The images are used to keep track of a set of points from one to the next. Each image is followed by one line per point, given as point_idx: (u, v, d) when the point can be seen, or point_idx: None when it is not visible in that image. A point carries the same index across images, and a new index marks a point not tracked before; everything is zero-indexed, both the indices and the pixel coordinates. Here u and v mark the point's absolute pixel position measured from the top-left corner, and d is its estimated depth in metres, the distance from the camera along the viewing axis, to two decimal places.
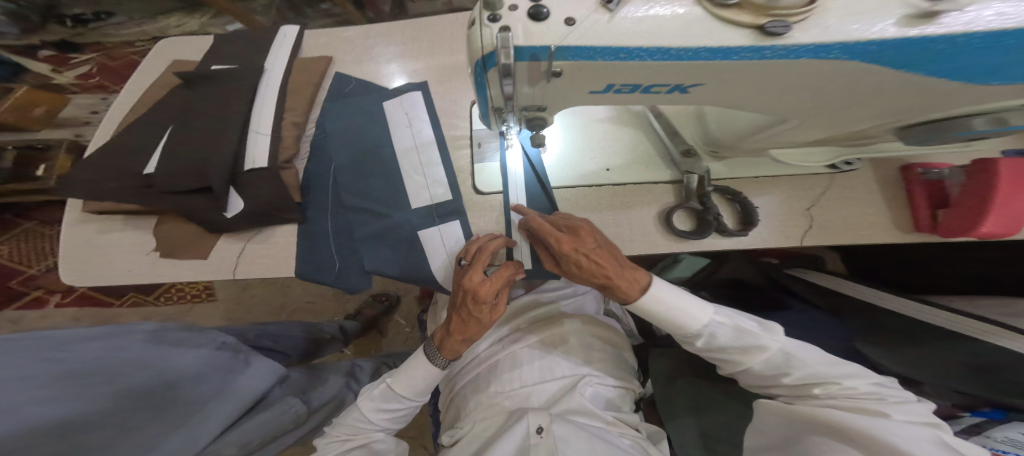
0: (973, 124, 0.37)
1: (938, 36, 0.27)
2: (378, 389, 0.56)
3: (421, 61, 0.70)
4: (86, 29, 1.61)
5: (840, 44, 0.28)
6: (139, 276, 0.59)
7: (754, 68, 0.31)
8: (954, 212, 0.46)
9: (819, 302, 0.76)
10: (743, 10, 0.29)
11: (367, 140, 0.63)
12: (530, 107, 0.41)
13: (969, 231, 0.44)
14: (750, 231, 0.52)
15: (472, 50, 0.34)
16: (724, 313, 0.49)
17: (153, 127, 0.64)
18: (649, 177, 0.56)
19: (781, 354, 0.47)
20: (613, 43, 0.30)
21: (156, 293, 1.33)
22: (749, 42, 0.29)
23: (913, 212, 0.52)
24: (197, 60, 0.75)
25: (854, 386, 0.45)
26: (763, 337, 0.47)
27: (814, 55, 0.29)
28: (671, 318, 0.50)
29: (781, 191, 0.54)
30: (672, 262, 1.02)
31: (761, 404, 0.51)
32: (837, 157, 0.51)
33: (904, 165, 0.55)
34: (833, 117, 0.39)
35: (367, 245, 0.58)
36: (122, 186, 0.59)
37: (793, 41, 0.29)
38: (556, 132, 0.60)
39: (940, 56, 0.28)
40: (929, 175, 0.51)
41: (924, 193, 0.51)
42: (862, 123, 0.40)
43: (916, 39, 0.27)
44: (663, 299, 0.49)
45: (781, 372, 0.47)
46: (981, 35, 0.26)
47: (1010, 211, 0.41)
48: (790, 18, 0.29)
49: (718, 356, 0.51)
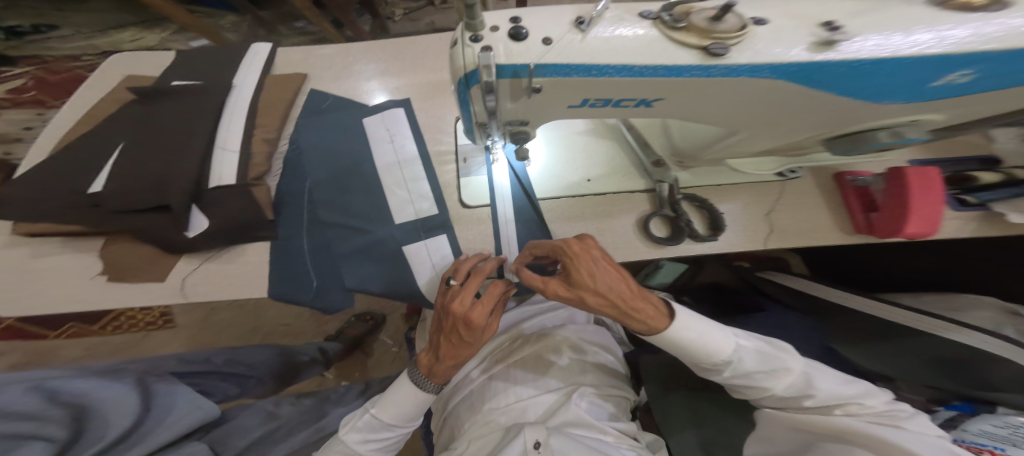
0: (879, 137, 0.42)
1: (838, 61, 0.31)
2: (362, 420, 0.53)
3: (402, 79, 0.71)
4: (21, 41, 1.50)
5: (766, 65, 0.32)
6: (80, 303, 0.54)
7: (701, 85, 0.34)
8: (882, 214, 0.50)
9: (792, 302, 0.81)
10: (690, 33, 0.32)
11: (347, 156, 0.63)
12: (513, 121, 0.42)
13: (897, 232, 0.49)
14: (720, 235, 0.55)
15: (455, 69, 0.35)
16: (747, 338, 0.50)
17: (106, 144, 0.61)
18: (626, 187, 0.59)
19: (803, 376, 0.48)
20: (586, 60, 0.32)
21: (100, 322, 1.23)
22: (697, 61, 0.32)
23: (848, 214, 0.56)
24: (154, 77, 0.73)
25: (873, 405, 0.47)
26: (784, 359, 0.49)
27: (747, 74, 0.33)
28: (699, 348, 0.48)
29: (742, 199, 0.58)
30: (654, 268, 1.03)
31: (768, 415, 0.54)
32: (782, 165, 0.57)
33: (838, 173, 0.59)
34: (775, 129, 0.43)
35: (346, 262, 0.57)
36: (66, 206, 0.55)
37: (732, 61, 0.32)
38: (539, 145, 0.63)
39: (845, 75, 0.33)
40: (857, 181, 0.56)
41: (857, 197, 0.55)
42: (801, 135, 0.45)
43: (822, 64, 0.32)
44: (689, 326, 0.48)
45: (804, 394, 0.49)
46: (867, 60, 0.31)
47: (926, 211, 0.46)
48: (728, 40, 0.32)
49: (746, 384, 0.51)
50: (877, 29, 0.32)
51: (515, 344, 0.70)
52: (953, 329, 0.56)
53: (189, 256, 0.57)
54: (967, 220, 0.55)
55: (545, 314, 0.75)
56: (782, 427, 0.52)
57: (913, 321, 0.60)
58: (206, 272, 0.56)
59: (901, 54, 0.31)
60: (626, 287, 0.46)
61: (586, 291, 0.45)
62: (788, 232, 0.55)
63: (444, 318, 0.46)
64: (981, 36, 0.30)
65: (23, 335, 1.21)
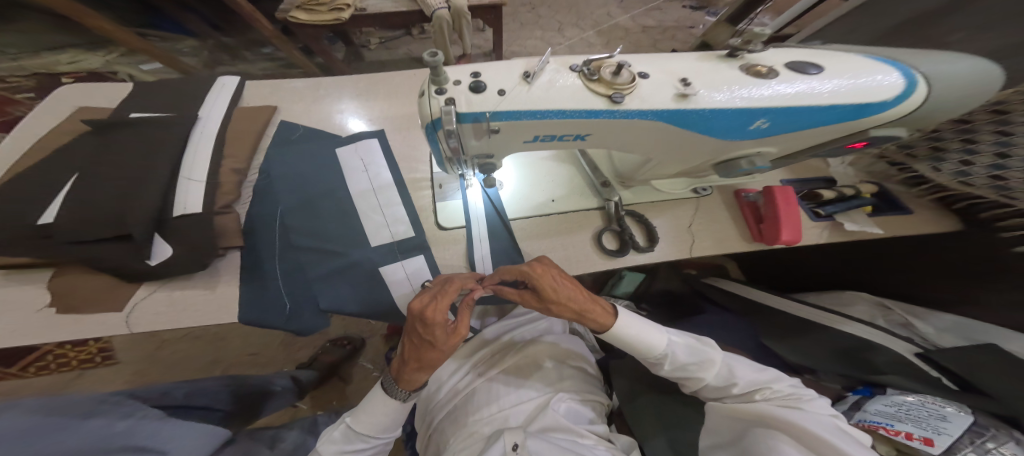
0: (741, 164, 0.52)
1: (690, 111, 0.41)
2: (339, 431, 0.55)
3: (377, 111, 0.75)
4: None
5: (641, 111, 0.41)
6: (22, 338, 0.51)
7: (609, 126, 0.42)
8: (765, 223, 0.62)
9: (731, 304, 0.92)
10: (599, 84, 0.40)
11: (321, 184, 0.65)
12: (480, 155, 0.48)
13: (777, 240, 0.61)
14: (655, 246, 0.62)
15: (422, 115, 0.40)
16: (678, 335, 0.61)
17: (55, 173, 0.59)
18: (582, 205, 0.66)
19: (724, 366, 0.59)
20: (527, 108, 0.39)
21: (20, 364, 1.10)
22: (605, 106, 0.40)
23: (745, 225, 0.66)
24: (112, 107, 0.72)
25: (780, 389, 0.57)
26: (708, 351, 0.59)
27: (629, 116, 0.41)
28: (640, 342, 0.57)
29: (675, 213, 0.67)
30: (618, 279, 1.10)
31: (712, 407, 0.61)
32: (692, 184, 0.67)
33: (735, 191, 0.70)
34: (676, 157, 0.52)
35: (321, 286, 0.58)
36: (9, 238, 0.53)
37: (626, 107, 0.40)
38: (507, 171, 0.69)
39: (697, 120, 0.43)
40: (748, 197, 0.68)
41: (749, 210, 0.66)
42: (695, 161, 0.54)
43: (681, 111, 0.41)
44: (630, 324, 0.57)
45: (730, 382, 0.58)
46: (708, 111, 0.42)
47: (791, 221, 0.60)
48: (623, 90, 0.40)
49: (682, 375, 0.60)
50: (714, 86, 0.42)
51: (497, 357, 0.73)
52: (845, 323, 0.74)
53: (152, 285, 0.56)
54: (838, 226, 0.67)
55: (526, 326, 0.79)
56: (719, 416, 0.59)
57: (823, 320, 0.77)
58: (171, 301, 0.56)
59: (725, 108, 0.42)
60: (582, 298, 0.54)
61: (551, 303, 0.52)
62: (717, 240, 0.65)
63: (410, 321, 0.48)
64: (766, 98, 0.43)
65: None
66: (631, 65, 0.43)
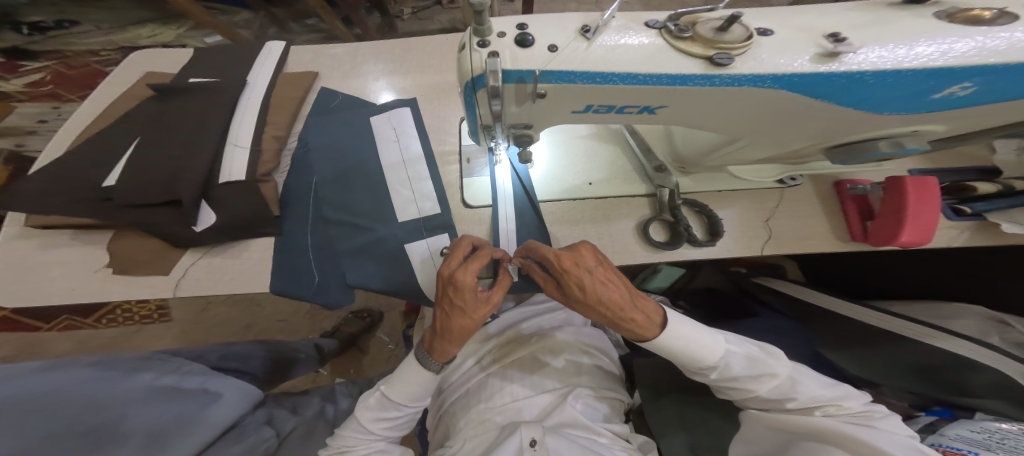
0: (880, 146, 0.42)
1: (841, 73, 0.32)
2: (374, 399, 0.54)
3: (410, 79, 0.72)
4: (44, 37, 1.54)
5: (771, 75, 0.32)
6: (86, 295, 0.56)
7: (705, 94, 0.34)
8: (879, 222, 0.51)
9: (784, 308, 0.81)
10: (696, 43, 0.33)
11: (354, 154, 0.64)
12: (518, 125, 0.43)
13: (890, 241, 0.49)
14: (717, 241, 0.55)
15: (462, 72, 0.36)
16: (737, 343, 0.51)
17: (117, 139, 0.62)
18: (626, 191, 0.59)
19: (788, 380, 0.50)
20: (590, 68, 0.33)
21: (95, 315, 1.26)
22: (701, 70, 0.32)
23: (846, 223, 0.56)
24: (172, 73, 0.75)
25: (851, 406, 0.49)
26: (772, 365, 0.50)
27: (752, 84, 0.33)
28: (688, 352, 0.49)
29: (741, 205, 0.58)
30: (651, 273, 0.99)
31: (751, 416, 0.55)
32: (783, 174, 0.57)
33: (837, 181, 0.60)
34: (776, 137, 0.43)
35: (349, 259, 0.58)
36: (76, 199, 0.57)
37: (735, 71, 0.32)
38: (543, 148, 0.63)
39: (848, 87, 0.33)
40: (856, 190, 0.56)
41: (854, 206, 0.56)
42: (800, 143, 0.45)
43: (823, 74, 0.32)
44: (680, 335, 0.48)
45: (787, 397, 0.50)
46: (870, 72, 0.32)
47: (919, 222, 0.46)
48: (733, 50, 0.32)
49: (730, 385, 0.53)
50: (878, 43, 0.32)
51: (511, 344, 0.69)
52: (934, 337, 0.57)
53: (196, 251, 0.59)
54: (960, 230, 0.56)
55: (542, 316, 0.75)
56: (759, 426, 0.53)
57: (905, 331, 0.61)
58: (210, 267, 0.58)
59: (901, 68, 0.31)
60: (620, 298, 0.44)
61: (581, 301, 0.44)
62: (786, 239, 0.56)
63: (438, 287, 0.44)
64: (988, 50, 0.31)
65: (15, 326, 1.23)
66: (750, 20, 0.35)
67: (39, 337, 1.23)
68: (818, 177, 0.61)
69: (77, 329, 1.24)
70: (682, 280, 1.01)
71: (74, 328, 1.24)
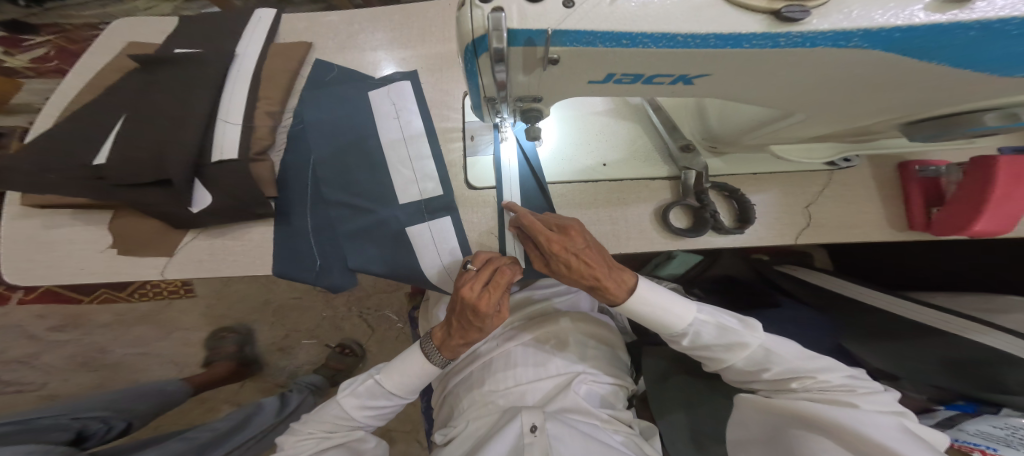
0: (985, 119, 0.33)
1: (968, 23, 0.24)
2: (364, 386, 0.54)
3: (411, 49, 0.67)
4: (42, 9, 1.44)
5: (863, 31, 0.25)
6: (95, 274, 0.55)
7: (765, 58, 0.29)
8: (947, 210, 0.46)
9: (805, 296, 0.76)
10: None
11: (353, 131, 0.60)
12: (525, 97, 0.39)
13: (962, 231, 0.45)
14: (746, 228, 0.51)
15: (461, 34, 0.31)
16: (708, 312, 0.50)
17: (106, 114, 0.59)
18: (646, 173, 0.55)
19: (761, 350, 0.48)
20: (616, 28, 0.28)
21: (128, 289, 1.23)
22: (762, 28, 0.26)
23: (906, 209, 0.52)
24: (159, 43, 0.70)
25: (828, 379, 0.47)
26: (745, 335, 0.48)
27: (832, 44, 0.26)
28: (656, 318, 0.49)
29: (777, 189, 0.53)
30: (665, 259, 0.97)
31: (743, 400, 0.52)
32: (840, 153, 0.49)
33: (901, 162, 0.54)
34: (844, 111, 0.36)
35: (350, 244, 0.56)
36: (68, 177, 0.54)
37: (810, 28, 0.26)
38: (552, 124, 0.58)
39: (972, 43, 0.25)
40: (926, 172, 0.50)
41: (920, 191, 0.51)
42: (867, 119, 0.37)
43: (942, 26, 0.24)
44: (648, 302, 0.48)
45: (760, 367, 0.49)
46: (1016, 21, 0.23)
47: (1004, 209, 0.41)
48: (809, 2, 0.26)
49: (703, 355, 0.51)
50: None
51: (515, 328, 0.67)
52: (978, 331, 0.52)
53: (196, 231, 0.57)
54: None
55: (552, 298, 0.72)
56: (749, 410, 0.50)
57: (939, 323, 0.55)
58: (212, 248, 0.56)
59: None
60: (598, 272, 0.45)
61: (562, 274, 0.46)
62: (818, 226, 0.52)
63: (455, 302, 0.46)
64: None
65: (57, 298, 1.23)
66: None
67: (80, 309, 1.25)
68: (869, 158, 0.55)
69: (114, 301, 1.24)
70: (700, 266, 0.94)
71: (111, 301, 1.24)
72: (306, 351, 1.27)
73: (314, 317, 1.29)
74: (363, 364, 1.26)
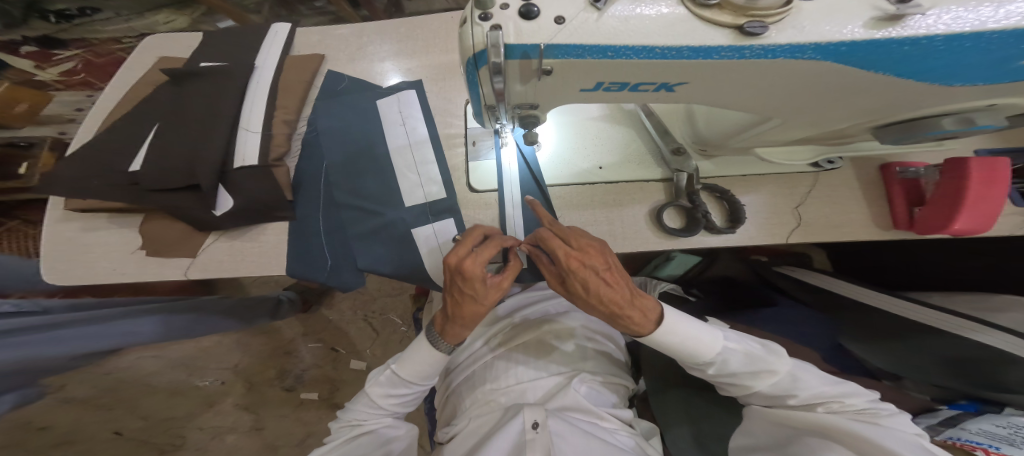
0: (942, 124, 0.35)
1: (902, 39, 0.26)
2: (385, 376, 0.57)
3: (415, 60, 0.70)
4: (71, 25, 1.51)
5: (814, 44, 0.27)
6: (126, 274, 0.59)
7: (734, 69, 0.31)
8: (929, 209, 0.46)
9: (806, 298, 0.76)
10: (724, 10, 0.29)
11: (361, 138, 0.63)
12: (522, 105, 0.41)
13: (942, 229, 0.45)
14: (737, 228, 0.52)
15: (463, 49, 0.34)
16: (736, 341, 0.50)
17: (138, 125, 0.63)
18: (640, 175, 0.57)
19: (788, 376, 0.48)
20: (602, 41, 0.30)
21: None
22: (729, 41, 0.29)
23: (890, 210, 0.53)
24: (184, 58, 0.75)
25: (854, 403, 0.47)
26: (772, 362, 0.48)
27: (789, 56, 0.28)
28: (684, 348, 0.49)
29: (769, 190, 0.55)
30: (664, 260, 0.95)
31: (756, 411, 0.53)
32: (821, 155, 0.51)
33: (883, 164, 0.55)
34: (819, 117, 0.38)
35: (359, 245, 0.59)
36: (106, 183, 0.58)
37: (769, 41, 0.28)
38: (550, 129, 0.60)
39: (910, 57, 0.27)
40: (906, 173, 0.52)
41: (902, 191, 0.52)
42: (841, 124, 0.39)
43: (878, 42, 0.27)
44: (677, 333, 0.48)
45: (788, 394, 0.48)
46: (941, 38, 0.26)
47: (983, 206, 0.42)
48: (768, 18, 0.28)
49: (731, 381, 0.51)
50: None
51: (513, 329, 0.69)
52: (973, 330, 0.52)
53: (218, 233, 0.60)
54: None
55: (548, 301, 0.73)
56: (761, 421, 0.52)
57: (935, 322, 0.56)
58: (233, 249, 0.59)
59: (985, 30, 0.25)
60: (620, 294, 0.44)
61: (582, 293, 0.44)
62: (813, 226, 0.53)
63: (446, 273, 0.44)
64: None
65: None
66: None
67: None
68: (858, 161, 0.56)
69: None
70: (699, 267, 0.95)
71: None
72: (315, 352, 1.30)
73: (323, 319, 1.33)
74: (369, 367, 1.29)
